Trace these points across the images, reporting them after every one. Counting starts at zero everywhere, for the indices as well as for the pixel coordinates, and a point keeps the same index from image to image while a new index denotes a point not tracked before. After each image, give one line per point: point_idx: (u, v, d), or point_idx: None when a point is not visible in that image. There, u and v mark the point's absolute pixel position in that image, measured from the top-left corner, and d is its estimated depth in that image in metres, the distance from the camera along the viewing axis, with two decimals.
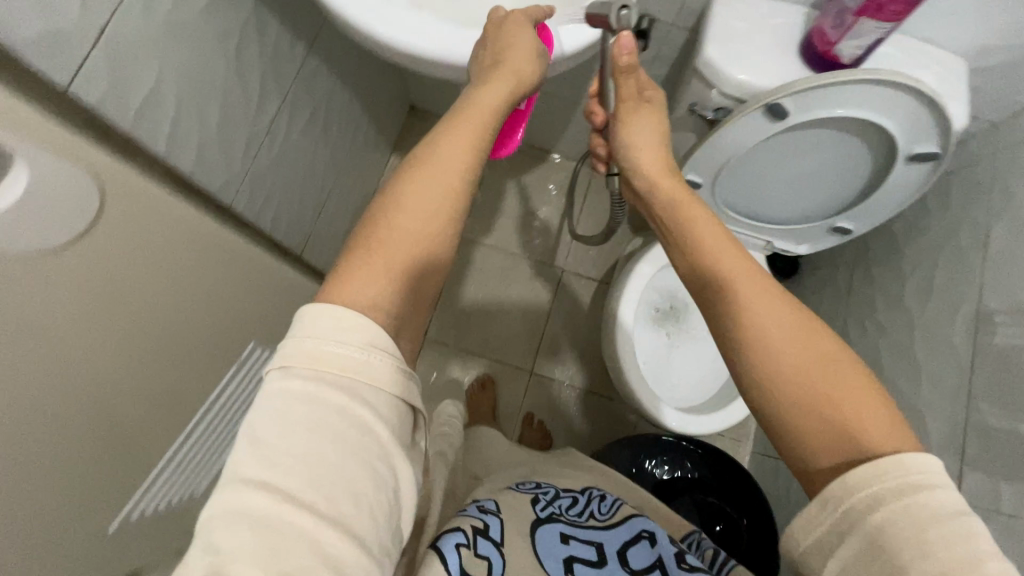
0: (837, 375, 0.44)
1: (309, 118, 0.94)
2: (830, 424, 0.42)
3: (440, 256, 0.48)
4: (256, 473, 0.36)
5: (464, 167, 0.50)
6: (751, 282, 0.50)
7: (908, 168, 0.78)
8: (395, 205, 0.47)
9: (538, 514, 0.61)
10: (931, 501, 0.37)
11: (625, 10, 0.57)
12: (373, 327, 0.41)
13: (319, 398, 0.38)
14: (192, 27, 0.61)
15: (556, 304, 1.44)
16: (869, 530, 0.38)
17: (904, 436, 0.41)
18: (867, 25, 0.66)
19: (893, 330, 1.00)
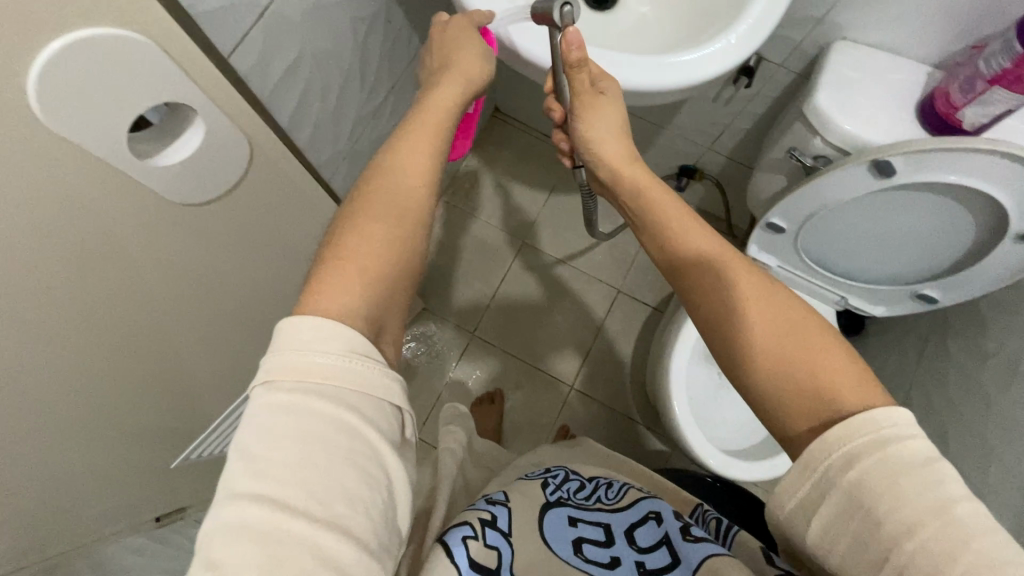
0: (805, 341, 0.45)
1: (408, 109, 0.98)
2: (806, 390, 0.44)
3: (415, 262, 0.51)
4: (252, 485, 0.37)
5: (422, 154, 0.55)
6: (723, 260, 0.52)
7: (1014, 247, 0.75)
8: (359, 217, 0.50)
9: (547, 497, 0.63)
10: (906, 452, 0.38)
11: (568, 5, 0.54)
12: (355, 337, 0.43)
13: (303, 411, 0.39)
14: (335, 12, 0.65)
15: (606, 323, 1.44)
16: (846, 487, 0.39)
17: (873, 391, 0.43)
18: (998, 94, 0.64)
19: (964, 409, 0.96)
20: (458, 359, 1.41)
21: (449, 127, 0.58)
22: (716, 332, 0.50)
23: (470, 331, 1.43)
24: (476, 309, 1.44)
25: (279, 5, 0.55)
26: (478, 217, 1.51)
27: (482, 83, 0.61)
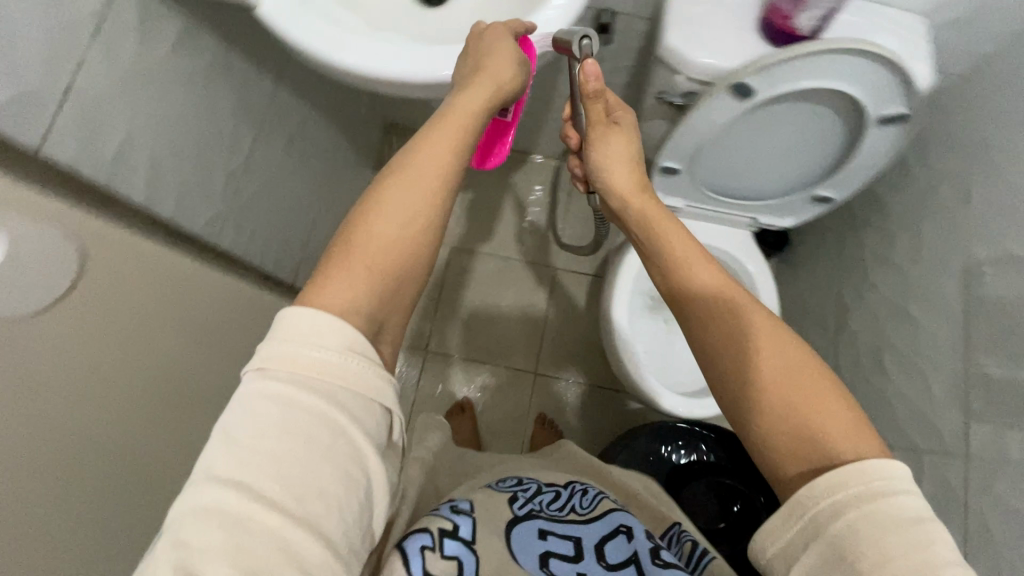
0: (808, 382, 0.45)
1: (286, 149, 0.95)
2: (798, 434, 0.43)
3: (421, 257, 0.47)
4: (228, 470, 0.35)
5: (432, 163, 0.48)
6: (730, 291, 0.51)
7: (880, 131, 0.78)
8: (375, 212, 0.46)
9: (515, 513, 0.59)
10: (898, 509, 0.38)
11: (586, 39, 0.58)
12: (355, 335, 0.41)
13: (294, 403, 0.37)
14: (159, 74, 0.62)
15: (553, 303, 1.45)
16: (831, 537, 0.39)
17: (870, 443, 0.42)
18: None
19: (886, 291, 1.01)
20: (420, 379, 1.39)
21: (473, 138, 0.52)
22: (716, 358, 0.50)
23: (424, 347, 1.41)
24: (424, 324, 1.43)
25: (83, 82, 0.52)
26: None
27: (511, 95, 0.57)
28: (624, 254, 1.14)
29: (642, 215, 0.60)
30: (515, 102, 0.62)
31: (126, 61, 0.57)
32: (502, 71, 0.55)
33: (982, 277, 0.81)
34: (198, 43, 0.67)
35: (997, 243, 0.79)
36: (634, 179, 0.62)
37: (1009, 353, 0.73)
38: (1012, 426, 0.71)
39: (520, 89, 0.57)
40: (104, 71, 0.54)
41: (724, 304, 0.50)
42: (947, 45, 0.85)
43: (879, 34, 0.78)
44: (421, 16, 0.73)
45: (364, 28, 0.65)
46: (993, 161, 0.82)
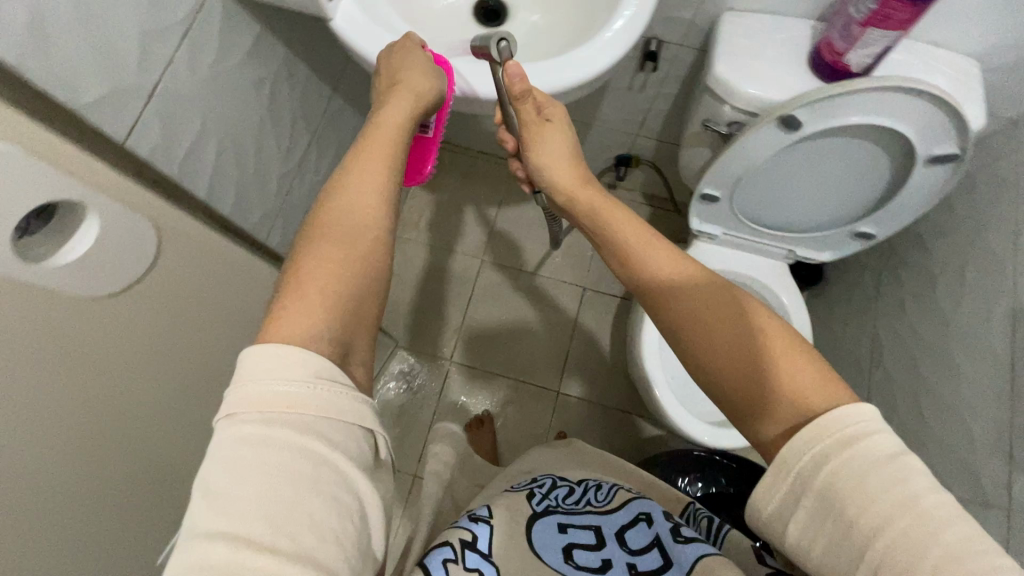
0: (768, 344, 0.45)
1: (335, 157, 0.99)
2: (772, 395, 0.43)
3: (376, 269, 0.47)
4: (216, 523, 0.33)
5: (376, 165, 0.51)
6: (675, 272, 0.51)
7: (927, 170, 0.78)
8: (325, 234, 0.46)
9: (534, 508, 0.60)
10: (872, 449, 0.39)
11: (505, 41, 0.56)
12: (318, 359, 0.39)
13: (267, 444, 0.35)
14: (233, 78, 0.66)
15: (579, 322, 1.45)
16: (819, 488, 0.40)
17: (837, 389, 0.42)
18: (874, 33, 0.68)
19: (925, 332, 0.99)
20: (442, 390, 1.39)
21: (404, 146, 0.53)
22: (678, 345, 0.49)
23: (448, 359, 1.42)
24: (449, 334, 1.44)
25: (167, 82, 0.56)
26: (432, 245, 1.51)
27: (434, 99, 0.58)
28: None
29: (590, 210, 0.59)
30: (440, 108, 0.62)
31: (206, 64, 0.61)
32: (422, 83, 0.57)
33: None
34: (270, 52, 0.71)
35: None
36: (574, 172, 0.61)
37: None
38: None
39: (439, 100, 0.59)
40: (186, 72, 0.58)
41: (680, 282, 0.50)
42: (999, 88, 0.85)
43: (932, 75, 0.78)
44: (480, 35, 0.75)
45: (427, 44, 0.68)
46: None
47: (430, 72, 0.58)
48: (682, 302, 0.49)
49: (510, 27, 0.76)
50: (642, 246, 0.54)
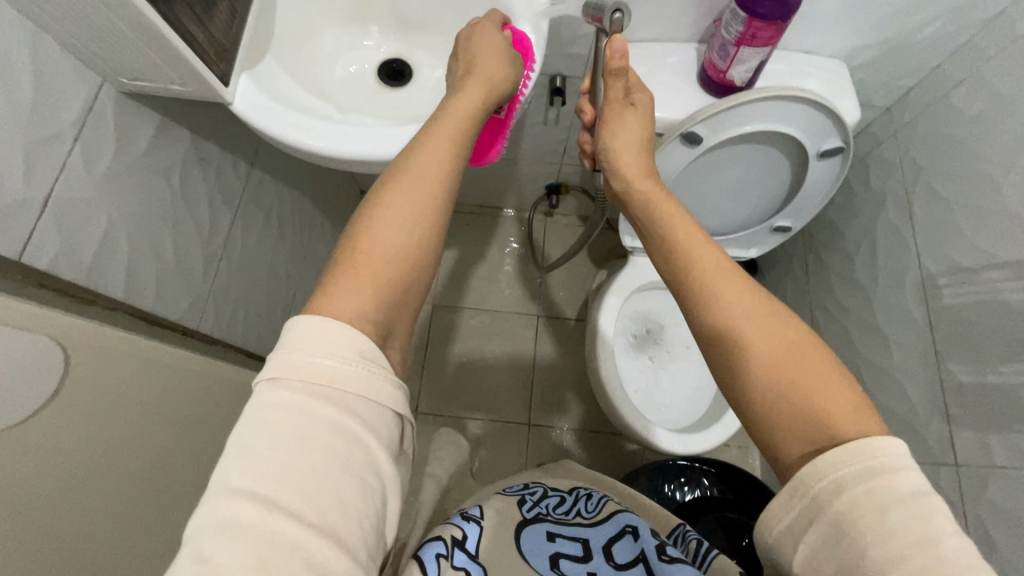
0: (807, 362, 0.44)
1: (262, 229, 0.97)
2: (799, 410, 0.42)
3: (424, 258, 0.46)
4: (247, 484, 0.34)
5: (440, 153, 0.49)
6: (717, 271, 0.50)
7: (822, 164, 0.84)
8: (378, 212, 0.46)
9: (524, 515, 0.58)
10: (895, 486, 0.37)
11: (618, 13, 0.61)
12: (362, 341, 0.40)
13: (307, 411, 0.37)
14: (138, 172, 0.64)
15: (539, 350, 1.46)
16: (834, 515, 0.38)
17: (870, 421, 0.41)
18: (747, 51, 0.74)
19: (852, 308, 1.06)
20: None
21: (470, 136, 0.53)
22: (707, 340, 0.49)
23: (415, 410, 1.39)
24: (411, 385, 1.41)
25: (62, 189, 0.54)
26: None
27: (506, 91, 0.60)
28: (605, 297, 1.16)
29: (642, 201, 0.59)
30: (507, 103, 0.65)
31: (103, 166, 0.59)
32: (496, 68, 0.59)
33: (937, 286, 0.86)
34: (175, 139, 0.70)
35: (945, 257, 0.85)
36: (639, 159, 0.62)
37: (975, 359, 0.77)
38: (991, 430, 0.74)
39: (510, 89, 0.61)
40: (82, 176, 0.56)
41: (722, 280, 0.49)
42: (868, 82, 0.94)
43: (807, 80, 0.86)
44: (387, 95, 0.77)
45: (333, 114, 0.69)
46: (927, 183, 0.90)
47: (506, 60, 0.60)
48: (713, 301, 0.48)
49: (415, 84, 0.77)
50: (687, 245, 0.52)
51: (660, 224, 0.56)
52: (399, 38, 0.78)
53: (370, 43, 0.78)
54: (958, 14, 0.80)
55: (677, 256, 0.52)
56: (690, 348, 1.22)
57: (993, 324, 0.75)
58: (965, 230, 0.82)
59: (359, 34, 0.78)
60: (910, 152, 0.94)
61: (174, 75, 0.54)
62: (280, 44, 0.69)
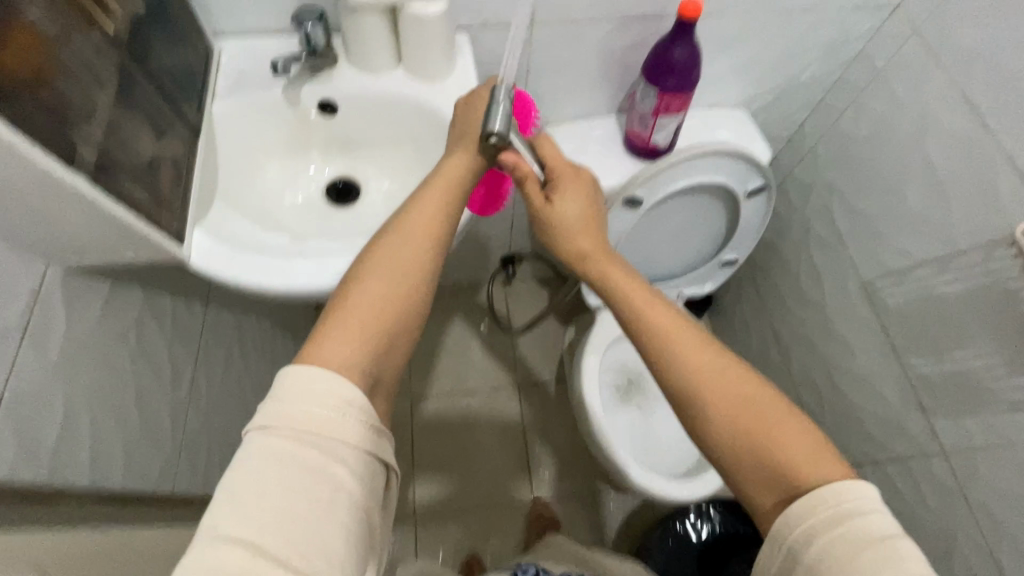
0: (769, 417, 0.48)
1: (224, 364, 0.93)
2: (766, 465, 0.47)
3: (411, 315, 0.50)
4: (237, 530, 0.37)
5: (431, 219, 0.55)
6: (680, 333, 0.54)
7: (751, 202, 0.92)
8: (368, 271, 0.50)
9: None
10: (862, 531, 0.41)
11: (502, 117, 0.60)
12: (353, 391, 0.44)
13: (296, 460, 0.40)
14: (94, 344, 0.61)
15: (526, 419, 1.44)
16: (810, 562, 0.42)
17: (834, 467, 0.45)
18: (665, 119, 0.81)
19: (808, 319, 1.13)
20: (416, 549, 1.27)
21: (461, 201, 0.58)
22: (677, 396, 0.52)
23: (411, 516, 1.31)
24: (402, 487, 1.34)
25: (15, 387, 0.51)
26: None
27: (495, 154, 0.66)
28: (583, 357, 1.17)
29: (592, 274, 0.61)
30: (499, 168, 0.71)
31: (53, 351, 0.55)
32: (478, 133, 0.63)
33: (877, 288, 0.94)
34: (128, 299, 0.67)
35: (878, 262, 0.93)
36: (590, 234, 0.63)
37: (930, 350, 0.84)
38: (963, 414, 0.79)
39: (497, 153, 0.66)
40: (36, 366, 0.53)
41: (682, 341, 0.53)
42: (768, 121, 1.05)
43: (719, 131, 0.95)
44: (339, 214, 0.78)
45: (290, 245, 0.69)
46: (842, 199, 1.00)
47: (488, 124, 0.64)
48: (676, 360, 0.53)
49: (364, 199, 0.79)
50: (651, 308, 0.56)
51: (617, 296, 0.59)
52: (341, 158, 0.81)
53: (313, 168, 0.80)
54: (830, 56, 0.92)
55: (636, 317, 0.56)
56: None
57: (937, 316, 0.82)
58: (885, 236, 0.91)
59: (302, 161, 0.79)
60: (819, 174, 1.05)
61: (127, 244, 0.53)
62: (225, 189, 0.69)
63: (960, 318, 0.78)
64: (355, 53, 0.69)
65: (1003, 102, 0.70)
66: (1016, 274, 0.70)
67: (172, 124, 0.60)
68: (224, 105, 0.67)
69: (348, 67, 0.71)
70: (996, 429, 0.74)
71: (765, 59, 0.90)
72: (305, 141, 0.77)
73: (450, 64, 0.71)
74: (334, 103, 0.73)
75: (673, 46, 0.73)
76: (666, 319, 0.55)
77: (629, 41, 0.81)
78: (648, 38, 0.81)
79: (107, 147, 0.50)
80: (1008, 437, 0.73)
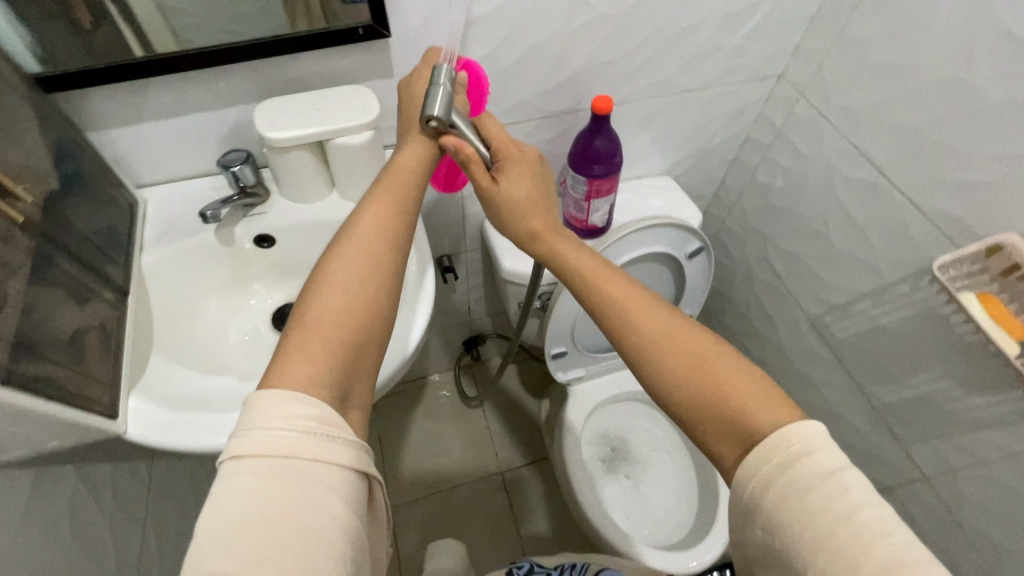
0: (717, 367, 0.47)
1: (178, 521, 0.85)
2: (720, 415, 0.46)
3: (372, 323, 0.51)
4: (221, 567, 0.37)
5: (380, 224, 0.55)
6: (628, 299, 0.53)
7: (693, 262, 0.96)
8: (324, 282, 0.50)
9: None
10: (813, 467, 0.40)
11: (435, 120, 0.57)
12: (319, 408, 0.44)
13: (270, 484, 0.40)
14: (16, 544, 0.54)
15: (514, 508, 1.35)
16: (769, 507, 0.41)
17: (786, 409, 0.44)
18: (598, 202, 0.85)
19: (770, 360, 1.16)
20: None
21: (414, 198, 0.58)
22: (633, 357, 0.51)
23: None
24: None
25: None
26: None
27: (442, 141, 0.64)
28: (563, 437, 1.14)
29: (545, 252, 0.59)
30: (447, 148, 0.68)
31: None
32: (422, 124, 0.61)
33: (825, 324, 0.98)
34: (57, 480, 0.60)
35: (819, 299, 0.98)
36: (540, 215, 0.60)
37: (888, 378, 0.87)
38: (935, 437, 0.81)
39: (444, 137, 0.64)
40: None
41: (632, 306, 0.52)
42: (693, 182, 1.12)
43: (650, 201, 1.01)
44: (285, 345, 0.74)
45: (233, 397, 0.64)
46: (774, 244, 1.06)
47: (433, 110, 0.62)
48: (625, 319, 0.52)
49: None
50: (600, 278, 0.55)
51: (568, 271, 0.58)
52: (285, 285, 0.79)
53: (256, 300, 0.78)
54: (735, 122, 1.00)
55: (587, 289, 0.55)
56: (656, 450, 1.22)
57: (884, 346, 0.86)
58: (821, 275, 0.96)
59: (243, 295, 0.77)
60: (749, 224, 1.12)
61: (48, 433, 0.48)
62: (162, 341, 0.65)
63: (904, 345, 0.82)
64: (286, 187, 0.69)
65: (891, 150, 0.78)
66: (942, 300, 0.75)
67: (98, 290, 0.58)
68: (155, 257, 0.65)
69: (282, 200, 0.71)
70: (968, 449, 0.76)
71: (678, 132, 0.97)
72: (245, 275, 0.76)
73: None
74: (272, 236, 0.72)
75: (594, 138, 0.78)
76: (615, 286, 0.54)
77: (551, 134, 0.87)
78: (568, 130, 0.87)
79: (21, 334, 0.47)
80: (980, 456, 0.75)
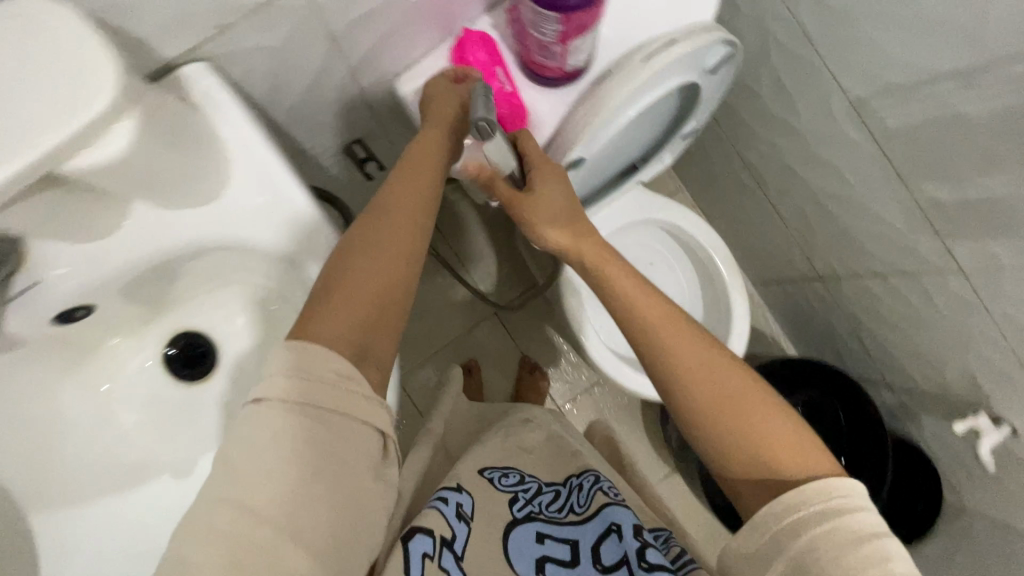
0: (753, 410, 0.52)
1: None
2: (752, 457, 0.50)
3: (400, 285, 0.52)
4: (229, 495, 0.40)
5: (398, 219, 0.54)
6: (684, 336, 0.57)
7: (712, 76, 0.67)
8: (344, 272, 0.50)
9: (516, 514, 0.63)
10: (856, 524, 0.44)
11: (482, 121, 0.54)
12: (342, 363, 0.45)
13: (283, 421, 0.42)
14: None
15: (519, 337, 1.34)
16: (796, 555, 0.44)
17: (823, 464, 0.49)
18: (579, 42, 0.52)
19: (780, 141, 0.96)
20: None
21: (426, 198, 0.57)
22: (665, 382, 0.56)
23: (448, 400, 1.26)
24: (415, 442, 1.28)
25: None
26: None
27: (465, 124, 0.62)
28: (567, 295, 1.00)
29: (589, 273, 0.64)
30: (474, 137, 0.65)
31: None
32: (453, 112, 0.60)
33: (871, 107, 0.75)
34: None
35: (869, 76, 0.72)
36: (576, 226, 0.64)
37: (947, 175, 0.70)
38: (991, 237, 0.70)
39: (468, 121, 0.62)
40: None
41: (683, 345, 0.56)
42: None
43: None
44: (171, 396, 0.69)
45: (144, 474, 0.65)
46: None
47: (462, 98, 0.61)
48: (671, 352, 0.56)
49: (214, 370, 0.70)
50: (653, 319, 0.58)
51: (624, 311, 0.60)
52: (159, 319, 0.69)
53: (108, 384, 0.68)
54: None
55: (635, 324, 0.59)
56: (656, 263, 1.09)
57: (954, 140, 0.67)
58: (879, 42, 0.68)
59: (99, 365, 0.68)
60: None
61: None
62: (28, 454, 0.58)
63: (986, 142, 0.63)
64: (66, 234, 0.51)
65: None
66: None
67: None
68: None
69: (58, 248, 0.52)
70: None
71: None
72: (87, 346, 0.65)
73: (211, 155, 0.54)
74: (86, 304, 0.57)
75: None
76: (671, 332, 0.57)
77: None
78: None
79: None
80: None
